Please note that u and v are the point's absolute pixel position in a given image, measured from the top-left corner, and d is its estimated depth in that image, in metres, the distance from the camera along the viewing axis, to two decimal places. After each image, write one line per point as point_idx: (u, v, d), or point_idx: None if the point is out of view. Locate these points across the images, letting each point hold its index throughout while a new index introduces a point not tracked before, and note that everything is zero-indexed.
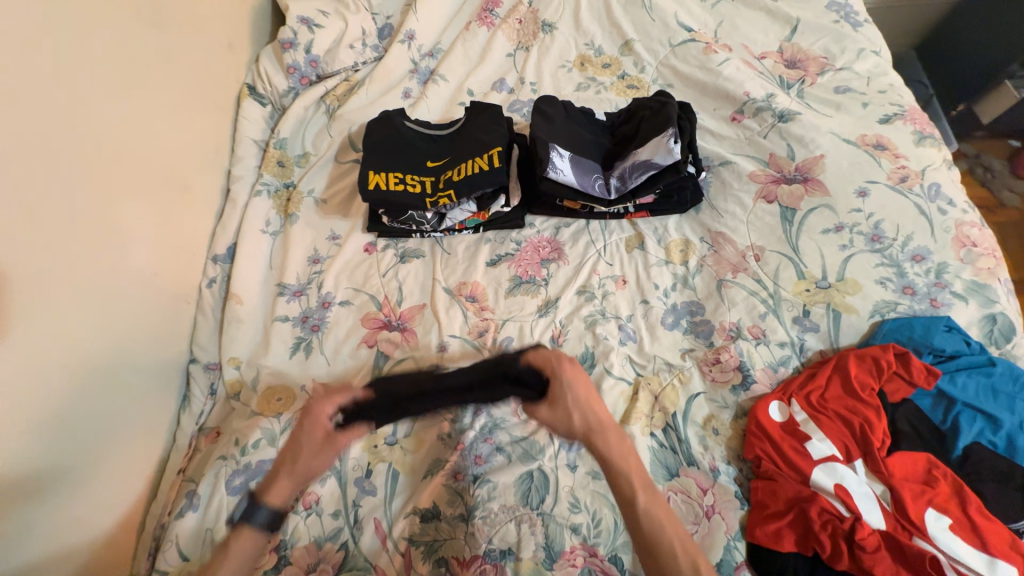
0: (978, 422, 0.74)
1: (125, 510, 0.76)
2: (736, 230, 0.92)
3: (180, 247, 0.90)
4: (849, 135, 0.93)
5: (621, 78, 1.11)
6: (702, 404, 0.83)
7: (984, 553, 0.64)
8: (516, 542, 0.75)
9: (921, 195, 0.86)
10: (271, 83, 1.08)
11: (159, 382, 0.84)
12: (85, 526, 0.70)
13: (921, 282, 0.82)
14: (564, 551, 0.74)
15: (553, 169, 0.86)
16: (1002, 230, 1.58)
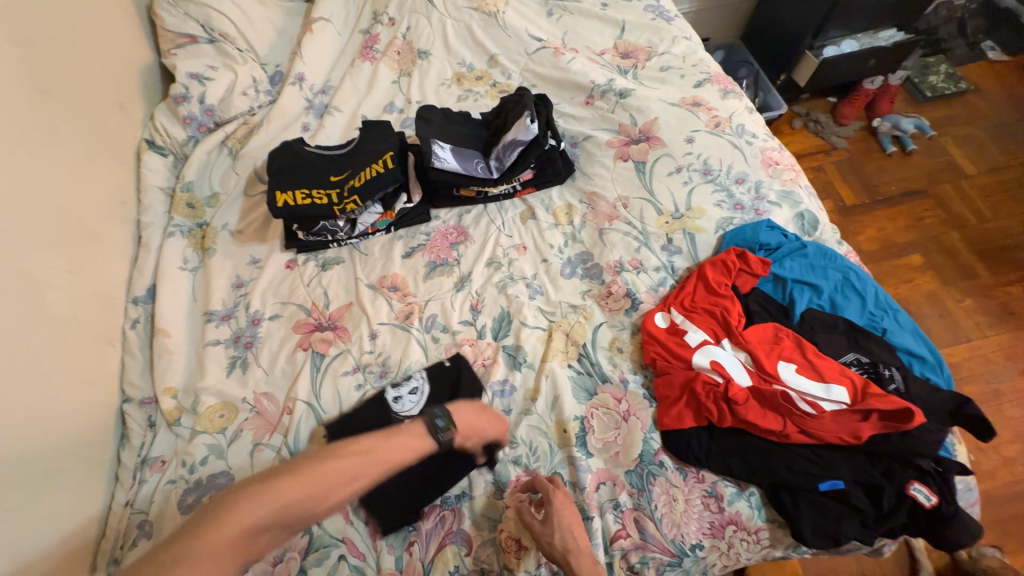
0: (807, 292, 0.94)
1: (75, 549, 0.77)
2: (605, 187, 1.10)
3: (97, 293, 0.94)
4: (673, 99, 1.16)
5: (493, 86, 1.30)
6: (605, 331, 0.98)
7: (822, 382, 0.81)
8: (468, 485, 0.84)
9: (732, 134, 1.09)
10: (169, 135, 1.16)
11: (93, 422, 0.86)
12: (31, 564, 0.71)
13: (747, 198, 1.03)
14: (512, 480, 0.84)
15: (437, 159, 1.03)
16: (837, 167, 1.94)
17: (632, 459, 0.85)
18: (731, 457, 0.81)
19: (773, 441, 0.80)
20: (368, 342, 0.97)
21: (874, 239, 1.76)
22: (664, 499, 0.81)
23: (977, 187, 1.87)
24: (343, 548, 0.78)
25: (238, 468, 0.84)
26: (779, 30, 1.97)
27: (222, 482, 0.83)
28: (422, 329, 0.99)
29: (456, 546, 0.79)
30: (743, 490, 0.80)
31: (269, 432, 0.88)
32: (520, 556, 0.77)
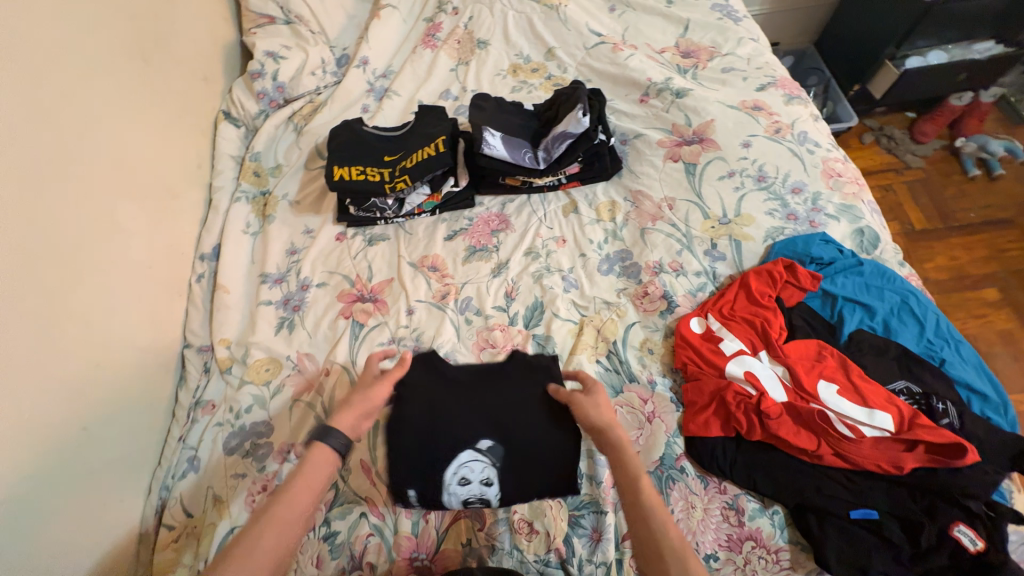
0: (857, 312, 0.89)
1: (135, 471, 0.87)
2: (652, 186, 1.09)
3: (172, 246, 1.04)
4: (733, 102, 1.13)
5: (548, 78, 1.31)
6: (637, 331, 0.97)
7: (864, 407, 0.77)
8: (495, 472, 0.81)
9: (793, 141, 1.05)
10: (243, 108, 1.25)
11: (157, 362, 0.95)
12: (99, 478, 0.80)
13: (802, 209, 0.99)
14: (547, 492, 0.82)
15: (486, 145, 1.04)
16: (909, 188, 1.80)
17: (652, 460, 0.84)
18: (757, 470, 0.79)
19: (803, 461, 0.77)
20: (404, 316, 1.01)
21: (948, 266, 1.63)
22: (682, 504, 0.80)
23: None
24: (364, 506, 0.83)
25: (277, 419, 0.91)
26: (857, 37, 1.84)
27: (263, 431, 0.90)
28: (456, 310, 1.02)
29: (470, 519, 0.81)
30: (767, 507, 0.78)
31: (306, 390, 0.94)
32: (531, 539, 0.79)
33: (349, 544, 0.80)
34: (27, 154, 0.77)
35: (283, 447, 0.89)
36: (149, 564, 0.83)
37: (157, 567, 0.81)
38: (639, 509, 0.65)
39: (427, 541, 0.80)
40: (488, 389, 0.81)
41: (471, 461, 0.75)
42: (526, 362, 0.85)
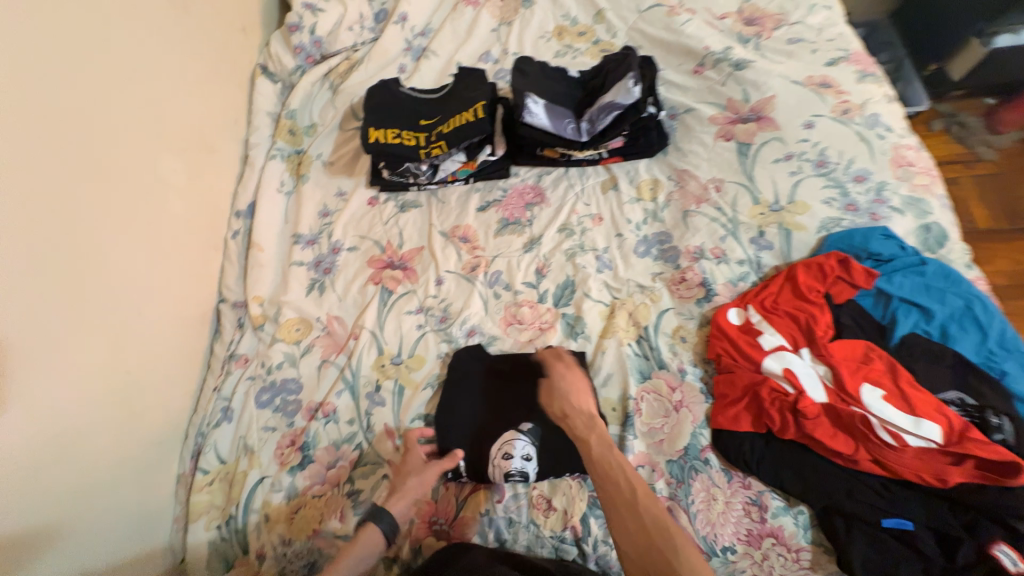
0: (913, 314, 0.83)
1: (174, 416, 0.91)
2: (699, 166, 1.02)
3: (209, 201, 1.05)
4: (797, 77, 1.03)
5: (595, 43, 1.23)
6: (671, 318, 0.94)
7: (911, 415, 0.73)
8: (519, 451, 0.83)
9: (862, 124, 0.96)
10: (280, 62, 1.22)
11: (194, 314, 0.98)
12: (139, 419, 0.84)
13: (863, 200, 0.91)
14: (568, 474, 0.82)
15: (528, 113, 0.99)
16: (979, 183, 1.65)
17: (676, 449, 0.83)
18: (785, 469, 0.77)
19: (837, 464, 0.74)
20: (432, 284, 1.01)
21: (1012, 271, 1.50)
22: (703, 496, 0.79)
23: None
24: (386, 467, 0.85)
25: (306, 376, 0.95)
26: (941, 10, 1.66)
27: (292, 388, 0.94)
28: (485, 284, 1.00)
29: (489, 491, 0.82)
30: (791, 507, 0.76)
31: (336, 351, 0.96)
32: (548, 515, 0.80)
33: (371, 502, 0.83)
34: (68, 99, 0.77)
35: (311, 405, 0.92)
36: (185, 504, 0.88)
37: (192, 507, 0.86)
38: (610, 480, 0.68)
39: (447, 508, 0.82)
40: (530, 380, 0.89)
41: (516, 439, 0.83)
42: (559, 356, 0.90)
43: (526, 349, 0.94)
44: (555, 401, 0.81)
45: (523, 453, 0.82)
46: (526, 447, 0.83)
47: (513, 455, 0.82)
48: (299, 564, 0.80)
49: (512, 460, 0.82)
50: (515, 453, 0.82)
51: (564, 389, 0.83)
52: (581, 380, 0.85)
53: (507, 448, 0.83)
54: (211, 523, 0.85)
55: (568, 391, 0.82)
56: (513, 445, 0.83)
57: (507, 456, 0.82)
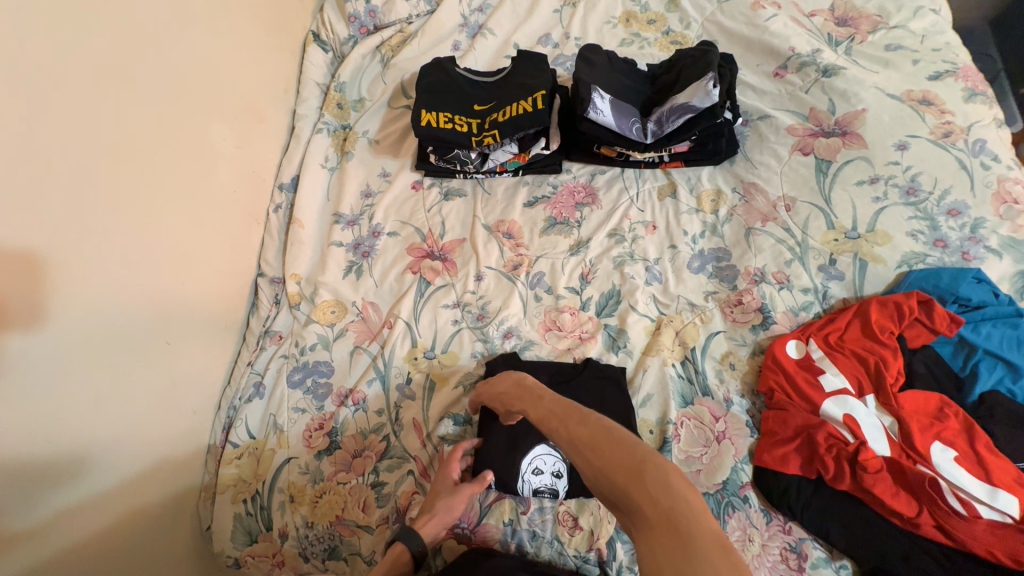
0: (998, 370, 0.76)
1: (211, 387, 0.91)
2: (769, 180, 0.94)
3: (254, 172, 1.03)
4: (895, 90, 0.93)
5: (666, 34, 1.13)
6: (720, 342, 0.88)
7: (985, 483, 0.67)
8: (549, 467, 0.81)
9: (964, 150, 0.86)
10: (333, 31, 1.18)
11: (234, 285, 0.98)
12: (178, 387, 0.84)
13: (955, 235, 0.83)
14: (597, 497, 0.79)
15: (594, 110, 0.92)
16: None
17: (713, 483, 0.78)
18: (833, 521, 0.71)
19: (893, 523, 0.69)
20: (472, 278, 0.97)
21: None
22: (739, 535, 0.74)
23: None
24: (412, 464, 0.84)
25: (339, 361, 0.93)
26: None
27: (323, 371, 0.93)
28: (527, 285, 0.96)
29: (514, 501, 0.81)
30: (834, 559, 0.71)
31: (369, 339, 0.95)
32: (573, 534, 0.77)
33: (394, 497, 0.82)
34: (122, 56, 0.76)
35: (341, 391, 0.91)
36: (213, 475, 0.88)
37: (221, 480, 0.86)
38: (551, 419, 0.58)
39: (470, 513, 0.80)
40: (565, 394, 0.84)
41: (546, 453, 0.81)
42: (598, 372, 0.86)
43: (564, 357, 0.90)
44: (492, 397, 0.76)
45: (552, 469, 0.80)
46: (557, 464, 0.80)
47: (542, 470, 0.80)
48: (320, 547, 0.81)
49: (542, 475, 0.80)
50: (544, 468, 0.80)
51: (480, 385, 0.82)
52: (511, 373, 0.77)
53: (536, 462, 0.81)
54: (237, 497, 0.85)
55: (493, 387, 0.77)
56: (543, 460, 0.81)
57: (537, 470, 0.80)
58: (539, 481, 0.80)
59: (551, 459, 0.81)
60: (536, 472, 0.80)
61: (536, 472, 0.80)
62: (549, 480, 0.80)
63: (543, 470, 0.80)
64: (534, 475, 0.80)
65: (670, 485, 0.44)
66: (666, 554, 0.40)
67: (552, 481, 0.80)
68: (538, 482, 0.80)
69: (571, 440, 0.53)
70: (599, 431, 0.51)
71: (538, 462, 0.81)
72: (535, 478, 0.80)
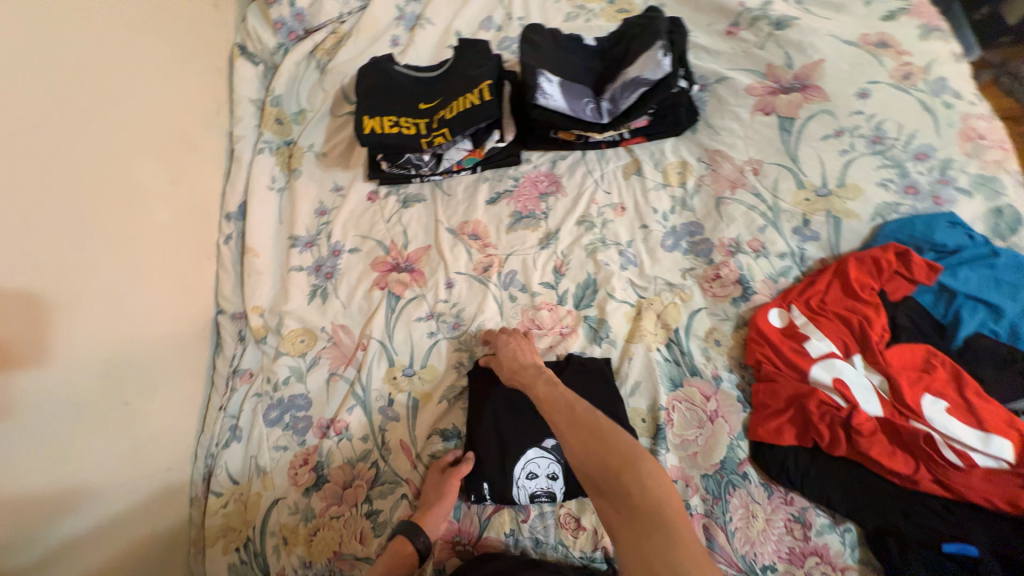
0: (980, 313, 0.75)
1: (181, 439, 0.87)
2: (734, 146, 0.91)
3: (196, 205, 0.97)
4: (850, 36, 0.90)
5: (612, 3, 1.08)
6: (703, 319, 0.86)
7: (978, 430, 0.66)
8: (544, 470, 0.78)
9: (925, 91, 0.83)
10: (260, 41, 1.10)
11: (192, 329, 0.93)
12: (145, 443, 0.81)
13: (926, 180, 0.81)
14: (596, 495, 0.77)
15: (542, 95, 0.87)
16: None
17: (711, 463, 0.77)
18: (833, 487, 0.71)
19: (893, 483, 0.69)
20: (444, 286, 0.93)
21: None
22: (742, 513, 0.73)
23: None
24: (405, 487, 0.81)
25: (316, 392, 0.89)
26: None
27: (301, 404, 0.89)
28: (500, 285, 0.92)
29: (513, 510, 0.78)
30: (838, 524, 0.71)
31: (344, 364, 0.90)
32: (577, 536, 0.76)
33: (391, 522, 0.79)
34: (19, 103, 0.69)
35: (322, 422, 0.87)
36: (200, 528, 0.84)
37: (208, 532, 0.83)
38: (552, 402, 0.66)
39: (470, 527, 0.79)
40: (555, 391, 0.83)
41: (539, 456, 0.78)
42: (582, 366, 0.83)
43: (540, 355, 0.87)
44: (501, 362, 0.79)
45: (546, 471, 0.78)
46: (551, 465, 0.78)
47: (535, 473, 0.78)
48: None
49: (536, 478, 0.77)
50: (537, 472, 0.78)
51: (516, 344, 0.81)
52: (525, 341, 0.83)
53: (529, 465, 0.78)
54: (229, 546, 0.82)
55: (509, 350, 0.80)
56: (536, 461, 0.78)
57: (531, 473, 0.78)
58: (535, 484, 0.77)
59: (545, 461, 0.78)
60: (530, 476, 0.78)
61: (530, 475, 0.78)
62: (544, 481, 0.77)
63: (535, 474, 0.78)
64: (528, 479, 0.77)
65: (659, 484, 0.53)
66: (640, 543, 0.50)
67: (548, 483, 0.77)
68: (533, 485, 0.77)
69: (570, 426, 0.60)
70: (589, 423, 0.59)
71: (531, 465, 0.78)
72: (530, 482, 0.77)
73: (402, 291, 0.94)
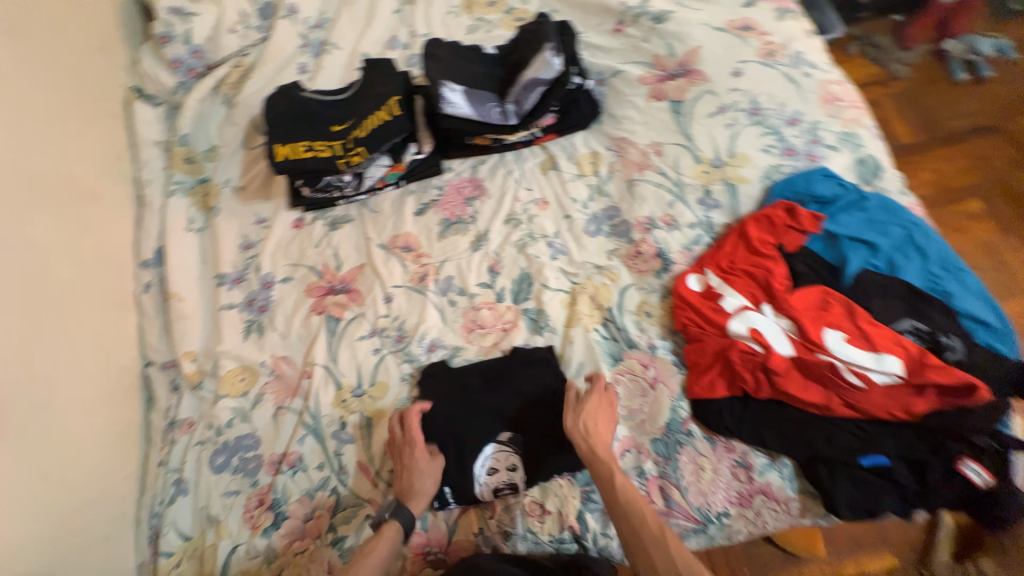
0: (861, 251, 0.85)
1: (118, 503, 0.82)
2: (635, 132, 0.98)
3: (105, 257, 0.93)
4: (718, 23, 1.00)
5: (509, 13, 1.14)
6: (632, 294, 0.91)
7: (872, 352, 0.75)
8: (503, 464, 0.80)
9: (788, 65, 0.94)
10: (158, 82, 1.07)
11: (117, 385, 0.88)
12: (75, 514, 0.76)
13: (800, 142, 0.91)
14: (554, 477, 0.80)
15: (447, 104, 0.92)
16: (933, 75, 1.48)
17: (658, 427, 0.81)
18: (765, 428, 0.77)
19: (813, 414, 0.76)
20: (382, 300, 0.94)
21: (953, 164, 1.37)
22: (691, 467, 0.78)
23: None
24: (368, 508, 0.80)
25: (263, 429, 0.86)
26: None
27: (249, 444, 0.85)
28: (438, 292, 0.94)
29: (480, 509, 0.80)
30: (775, 461, 0.77)
31: (290, 396, 0.88)
32: (544, 520, 0.78)
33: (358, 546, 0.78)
34: None
35: (273, 458, 0.84)
36: None
37: None
38: (632, 504, 0.71)
39: (439, 535, 0.79)
40: (503, 384, 0.85)
41: (497, 451, 0.81)
42: (527, 357, 0.86)
43: (487, 353, 0.89)
44: (580, 419, 0.77)
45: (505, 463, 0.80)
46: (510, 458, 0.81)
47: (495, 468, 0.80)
48: None
49: (496, 473, 0.80)
50: (496, 466, 0.80)
51: (591, 403, 0.79)
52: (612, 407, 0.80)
53: (488, 461, 0.80)
54: None
55: (589, 412, 0.78)
56: (495, 457, 0.81)
57: (491, 469, 0.80)
58: (496, 479, 0.80)
59: (503, 454, 0.81)
60: (490, 472, 0.80)
61: (490, 471, 0.80)
62: (504, 474, 0.80)
63: (495, 469, 0.80)
64: (489, 475, 0.80)
65: None
66: None
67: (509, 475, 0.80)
68: (494, 480, 0.80)
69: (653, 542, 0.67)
70: (672, 556, 0.66)
71: (490, 461, 0.81)
72: (491, 477, 0.80)
73: (341, 312, 0.93)
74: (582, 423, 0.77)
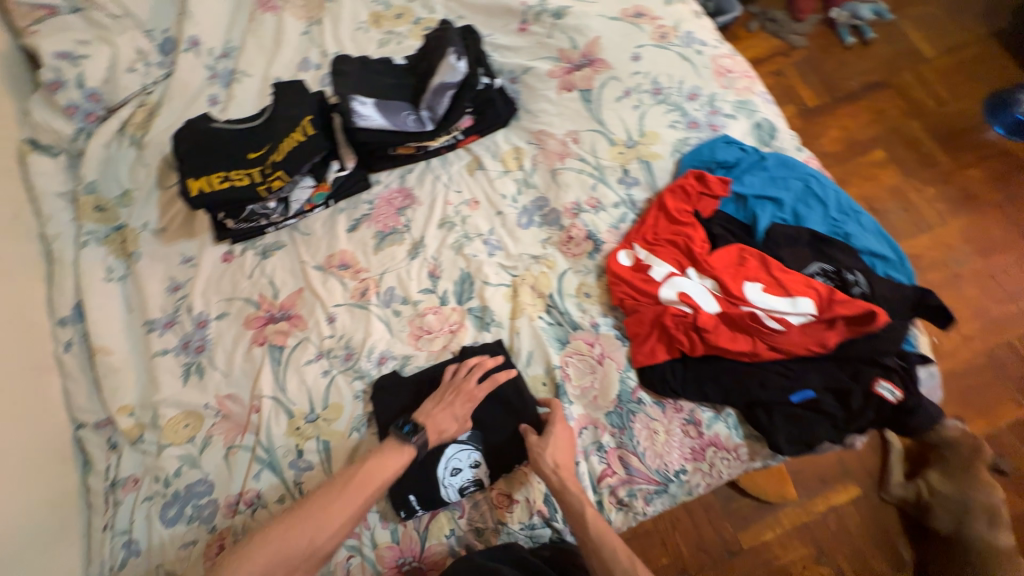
0: (769, 207, 0.91)
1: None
2: (552, 123, 1.02)
3: (16, 320, 0.87)
4: (614, 12, 1.05)
5: (417, 23, 1.15)
6: (570, 278, 0.94)
7: (787, 297, 0.81)
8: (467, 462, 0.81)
9: (680, 45, 1.01)
10: (52, 130, 1.00)
11: (47, 454, 0.82)
12: None
13: (701, 114, 0.97)
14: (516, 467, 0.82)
15: (359, 117, 0.95)
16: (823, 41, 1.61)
17: (610, 400, 0.84)
18: (707, 383, 0.82)
19: (746, 363, 0.81)
20: (325, 320, 0.93)
21: (851, 120, 1.50)
22: (645, 433, 0.82)
23: (953, 63, 1.54)
24: None
25: (216, 472, 0.83)
26: None
27: (201, 490, 0.82)
28: (381, 305, 0.94)
29: (449, 510, 0.80)
30: (720, 413, 0.82)
31: (240, 434, 0.85)
32: (513, 509, 0.80)
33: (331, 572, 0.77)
34: None
35: (230, 500, 0.81)
36: None
37: None
38: (604, 543, 0.72)
39: (412, 545, 0.78)
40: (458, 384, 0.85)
41: (459, 451, 0.81)
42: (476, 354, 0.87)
43: (438, 356, 0.90)
44: (546, 456, 0.77)
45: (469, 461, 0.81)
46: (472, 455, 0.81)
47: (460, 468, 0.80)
48: None
49: (461, 472, 0.80)
50: (461, 466, 0.80)
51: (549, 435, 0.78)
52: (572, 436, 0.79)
53: (452, 462, 0.80)
54: None
55: (554, 445, 0.78)
56: (458, 457, 0.81)
57: (455, 470, 0.80)
58: (461, 479, 0.80)
59: (465, 453, 0.81)
60: (455, 473, 0.80)
61: (455, 471, 0.80)
62: (470, 471, 0.80)
63: (460, 469, 0.80)
64: (454, 475, 0.80)
65: None
66: None
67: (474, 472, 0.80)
68: (460, 480, 0.80)
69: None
70: None
71: (454, 462, 0.80)
72: (456, 478, 0.80)
73: (283, 340, 0.91)
74: (552, 460, 0.77)
